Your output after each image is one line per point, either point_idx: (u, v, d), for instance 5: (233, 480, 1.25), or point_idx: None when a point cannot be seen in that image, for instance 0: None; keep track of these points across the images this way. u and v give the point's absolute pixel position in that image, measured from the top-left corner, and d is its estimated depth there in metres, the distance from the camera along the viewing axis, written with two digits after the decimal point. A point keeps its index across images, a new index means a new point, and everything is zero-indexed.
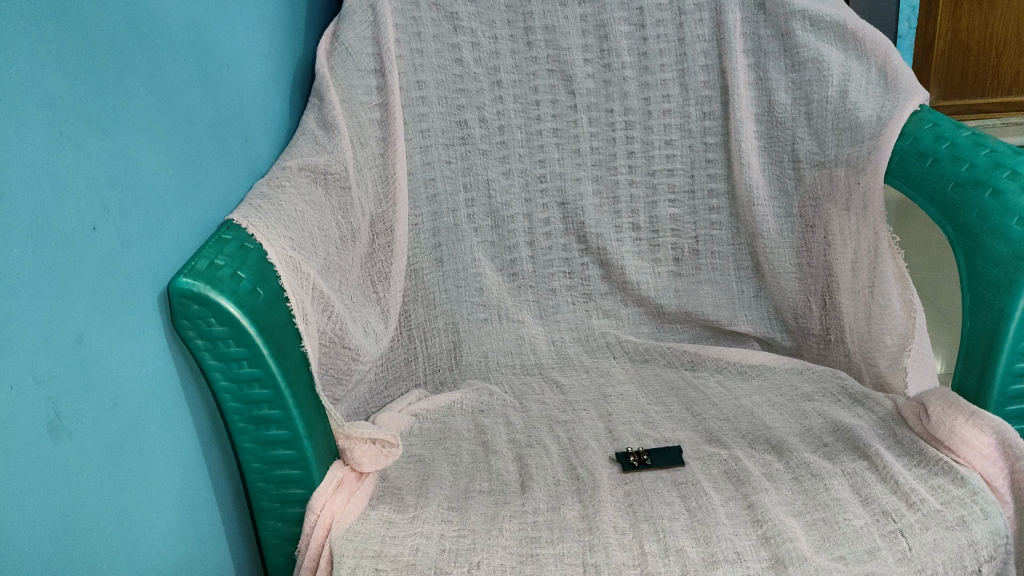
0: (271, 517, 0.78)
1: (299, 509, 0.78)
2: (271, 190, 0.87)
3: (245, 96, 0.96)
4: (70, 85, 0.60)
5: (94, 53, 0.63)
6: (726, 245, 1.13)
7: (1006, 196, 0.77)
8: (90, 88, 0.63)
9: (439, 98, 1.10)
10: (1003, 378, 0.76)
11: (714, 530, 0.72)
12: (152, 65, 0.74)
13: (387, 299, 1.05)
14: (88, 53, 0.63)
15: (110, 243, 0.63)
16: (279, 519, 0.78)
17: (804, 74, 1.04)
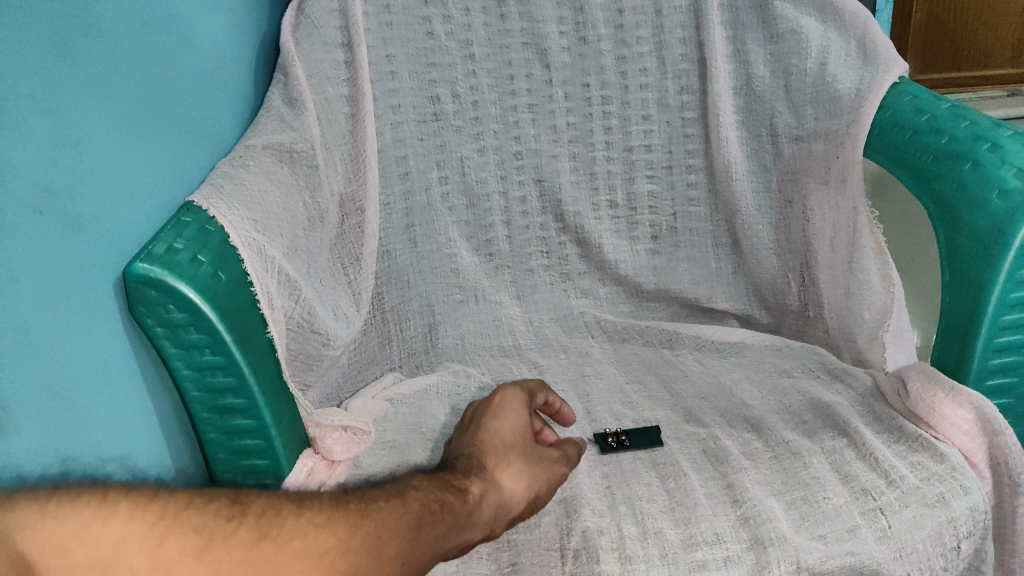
0: None
1: None
2: (234, 169, 0.84)
3: (204, 73, 0.92)
4: (8, 60, 0.56)
5: (37, 27, 0.60)
6: (704, 222, 1.12)
7: (985, 168, 0.76)
8: (34, 65, 0.59)
9: (410, 73, 1.06)
10: (983, 353, 0.75)
11: (693, 511, 0.71)
12: (101, 39, 0.70)
13: (358, 282, 1.02)
14: (31, 28, 0.59)
15: (57, 226, 0.61)
16: None
17: (782, 46, 1.01)
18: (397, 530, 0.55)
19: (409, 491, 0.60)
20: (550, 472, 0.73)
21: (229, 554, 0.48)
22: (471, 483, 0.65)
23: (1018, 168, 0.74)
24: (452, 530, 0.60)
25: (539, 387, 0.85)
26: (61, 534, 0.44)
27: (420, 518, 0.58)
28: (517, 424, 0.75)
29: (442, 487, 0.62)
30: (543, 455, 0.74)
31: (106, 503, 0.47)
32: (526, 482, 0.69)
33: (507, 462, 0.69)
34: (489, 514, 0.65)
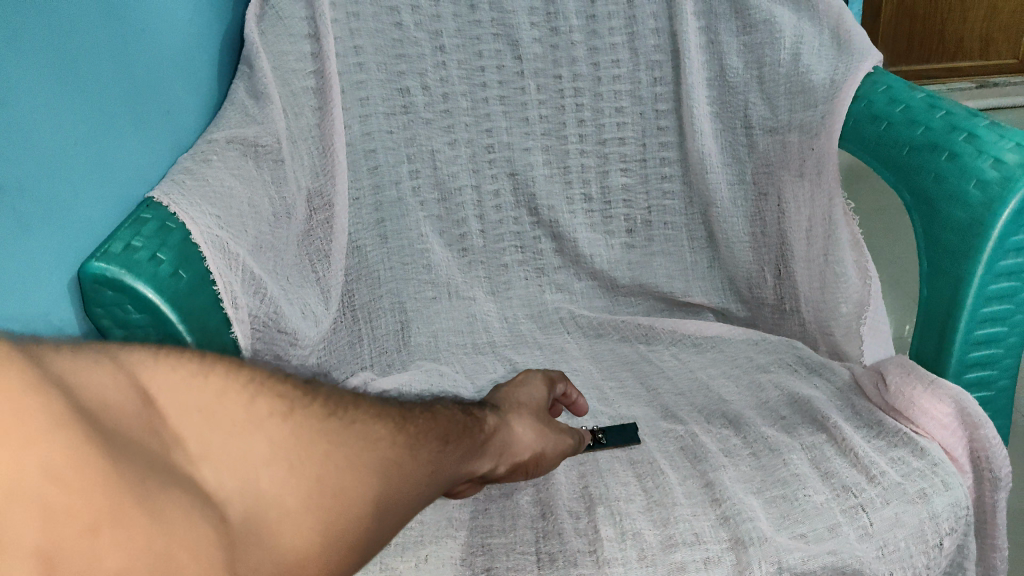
0: None
1: None
2: (195, 164, 0.81)
3: (166, 65, 0.89)
4: None
5: None
6: (679, 215, 1.10)
7: (962, 159, 0.74)
8: None
9: (378, 64, 1.03)
10: (962, 346, 0.75)
11: (671, 511, 0.70)
12: (53, 30, 0.68)
13: (327, 280, 0.99)
14: None
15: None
16: None
17: (756, 37, 0.99)
18: (430, 437, 0.65)
19: (437, 411, 0.68)
20: (560, 437, 0.77)
21: (303, 421, 0.58)
22: (486, 417, 0.73)
23: (994, 158, 0.72)
24: (467, 452, 0.68)
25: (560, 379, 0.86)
26: (175, 380, 0.54)
27: (446, 433, 0.67)
28: (536, 392, 0.82)
29: (463, 415, 0.71)
30: (556, 426, 0.78)
31: (206, 367, 0.57)
32: (537, 437, 0.75)
33: (524, 417, 0.76)
34: (499, 453, 0.71)
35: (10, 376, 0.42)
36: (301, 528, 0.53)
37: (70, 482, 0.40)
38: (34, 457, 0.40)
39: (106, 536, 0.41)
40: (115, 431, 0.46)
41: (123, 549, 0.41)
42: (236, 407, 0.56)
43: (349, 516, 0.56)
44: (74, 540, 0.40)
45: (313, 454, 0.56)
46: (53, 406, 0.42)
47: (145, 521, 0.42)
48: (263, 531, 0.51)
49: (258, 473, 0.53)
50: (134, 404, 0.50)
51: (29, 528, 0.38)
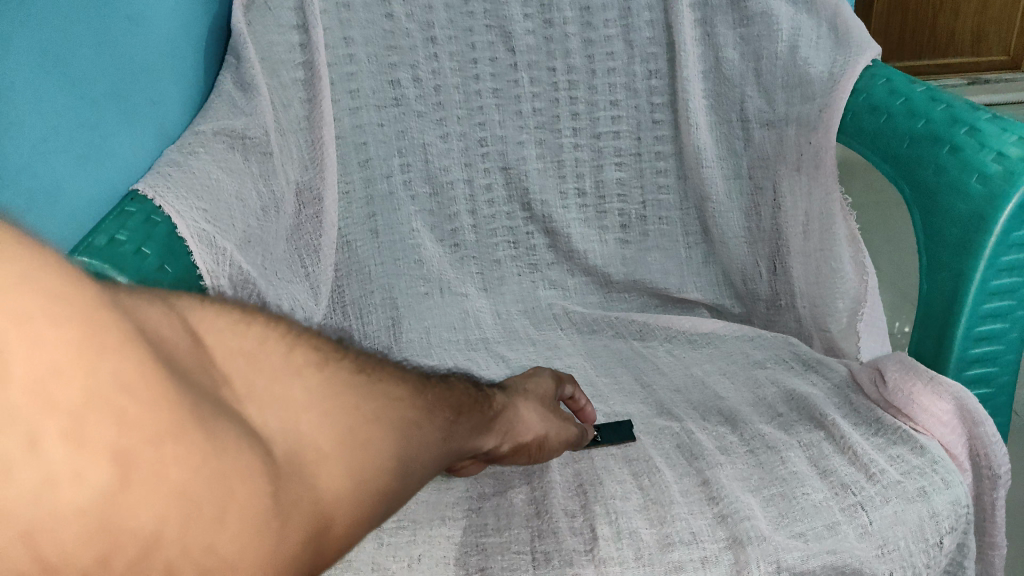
0: None
1: None
2: (182, 157, 0.79)
3: (150, 54, 0.87)
4: None
5: None
6: (674, 210, 1.09)
7: (964, 152, 0.73)
8: None
9: (368, 56, 1.02)
10: (963, 342, 0.74)
11: (668, 510, 0.68)
12: (35, 19, 0.66)
13: (316, 275, 0.98)
14: None
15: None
16: None
17: (752, 29, 0.98)
18: (445, 405, 0.65)
19: (452, 382, 0.68)
20: (563, 427, 0.76)
21: (339, 375, 0.59)
22: (496, 395, 0.73)
23: (998, 152, 0.71)
24: (476, 426, 0.68)
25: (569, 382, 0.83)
26: (219, 328, 0.56)
27: (459, 406, 0.67)
28: (545, 380, 0.81)
29: (476, 389, 0.71)
30: (561, 417, 0.77)
31: (248, 318, 0.58)
32: (542, 423, 0.75)
33: (530, 402, 0.76)
34: (505, 432, 0.72)
35: (82, 292, 0.43)
36: (340, 473, 0.52)
37: (137, 393, 0.41)
38: (104, 366, 0.41)
39: (168, 448, 0.42)
40: (171, 359, 0.47)
41: (184, 463, 0.42)
42: (277, 356, 0.57)
43: (381, 470, 0.56)
44: (138, 449, 0.40)
45: (349, 407, 0.57)
46: (117, 327, 0.43)
47: (201, 440, 0.44)
48: (308, 469, 0.51)
49: (300, 416, 0.53)
50: (184, 341, 0.51)
51: (99, 431, 0.39)
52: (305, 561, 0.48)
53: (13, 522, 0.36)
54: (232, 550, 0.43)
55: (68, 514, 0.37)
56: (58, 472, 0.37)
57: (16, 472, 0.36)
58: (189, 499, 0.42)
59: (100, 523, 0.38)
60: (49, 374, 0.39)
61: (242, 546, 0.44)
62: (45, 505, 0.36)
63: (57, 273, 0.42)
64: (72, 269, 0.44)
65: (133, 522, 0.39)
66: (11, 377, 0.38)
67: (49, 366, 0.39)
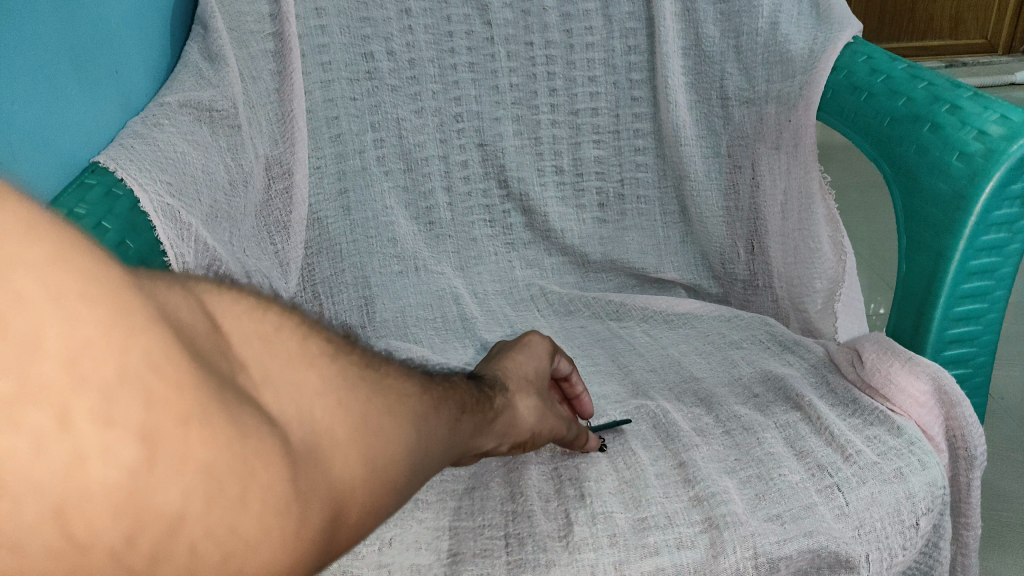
0: None
1: None
2: (145, 128, 0.76)
3: (114, 20, 0.84)
4: None
5: None
6: (652, 189, 1.08)
7: (945, 130, 0.72)
8: None
9: (341, 27, 0.99)
10: (941, 323, 0.73)
11: (643, 493, 0.68)
12: None
13: (287, 252, 0.95)
14: None
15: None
16: None
17: (732, 4, 0.96)
18: (450, 402, 0.57)
19: (453, 381, 0.61)
20: (557, 421, 0.71)
21: (352, 365, 0.50)
22: (496, 396, 0.65)
23: (979, 130, 0.70)
24: (478, 427, 0.61)
25: (563, 372, 0.79)
26: (234, 314, 0.48)
27: (462, 404, 0.59)
28: (538, 368, 0.74)
29: (475, 389, 0.63)
30: (555, 413, 0.71)
31: (265, 305, 0.50)
32: (537, 420, 0.68)
33: (529, 398, 0.69)
34: (504, 431, 0.65)
35: (105, 265, 0.38)
36: (359, 463, 0.44)
37: (163, 372, 0.36)
38: (130, 342, 0.36)
39: (195, 429, 0.36)
40: (192, 341, 0.41)
41: (210, 442, 0.36)
42: (292, 344, 0.48)
43: (402, 460, 0.47)
44: (167, 429, 0.35)
45: (364, 394, 0.48)
46: (140, 302, 0.38)
47: (226, 420, 0.37)
48: (329, 453, 0.43)
49: (315, 402, 0.44)
50: (206, 327, 0.44)
51: (127, 408, 0.34)
52: (321, 553, 0.41)
53: (41, 497, 0.32)
54: (255, 534, 0.37)
55: (95, 491, 0.33)
56: (87, 449, 0.33)
57: (50, 448, 0.32)
58: (212, 481, 0.36)
59: (129, 506, 0.33)
60: (78, 351, 0.34)
61: (265, 529, 0.37)
62: (73, 483, 0.32)
63: (84, 245, 0.38)
64: (91, 245, 0.39)
65: (157, 499, 0.34)
66: (43, 347, 0.33)
67: (80, 339, 0.34)
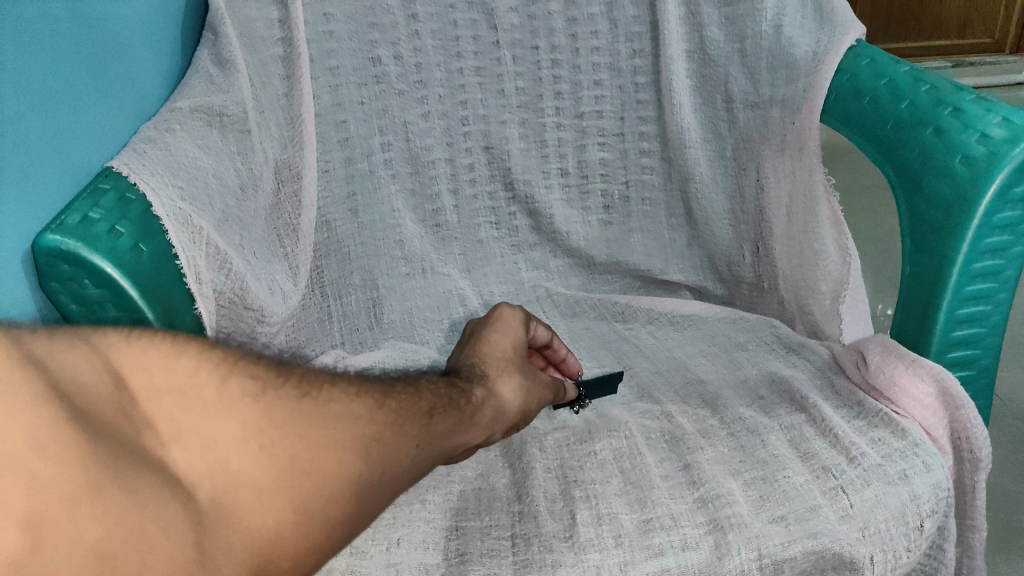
0: None
1: None
2: (157, 133, 0.78)
3: (127, 27, 0.85)
4: None
5: None
6: (657, 191, 1.08)
7: (948, 134, 0.73)
8: None
9: (349, 33, 0.99)
10: (945, 325, 0.74)
11: (648, 494, 0.68)
12: None
13: (296, 255, 0.96)
14: None
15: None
16: None
17: (736, 8, 0.97)
18: (415, 410, 0.58)
19: (420, 386, 0.62)
20: (540, 391, 0.74)
21: (280, 400, 0.51)
22: (474, 387, 0.66)
23: (981, 133, 0.71)
24: (456, 424, 0.61)
25: (542, 339, 0.83)
26: (142, 361, 0.48)
27: (431, 407, 0.60)
28: (514, 342, 0.75)
29: (447, 386, 0.64)
30: (540, 385, 0.74)
31: (182, 343, 0.50)
32: (520, 400, 0.69)
33: (509, 379, 0.70)
34: (491, 419, 0.66)
35: None
36: (281, 508, 0.47)
37: (53, 457, 0.39)
38: (17, 428, 0.38)
39: (84, 508, 0.39)
40: (88, 407, 0.42)
41: (99, 524, 0.39)
42: (211, 386, 0.49)
43: (332, 497, 0.49)
44: (49, 512, 0.37)
45: (293, 434, 0.50)
46: (29, 383, 0.40)
47: (118, 498, 0.40)
48: (242, 509, 0.46)
49: (233, 453, 0.47)
50: (111, 385, 0.45)
51: (9, 500, 0.37)
52: None
53: None
54: None
55: None
56: None
57: None
58: (107, 561, 0.39)
59: None
60: None
61: None
62: None
63: None
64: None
65: None
66: None
67: None
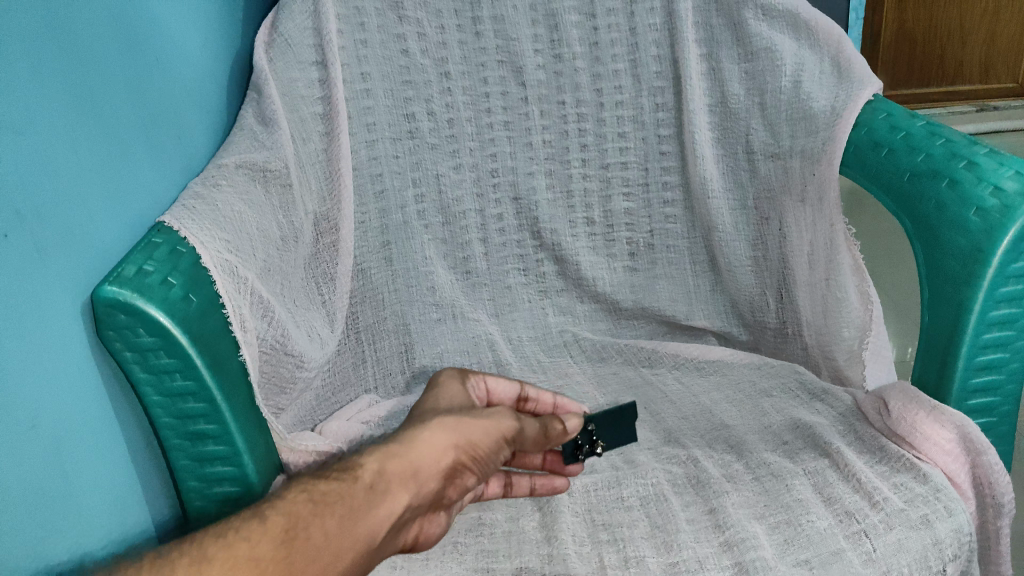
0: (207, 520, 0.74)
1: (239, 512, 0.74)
2: (205, 189, 0.82)
3: (178, 93, 0.91)
4: None
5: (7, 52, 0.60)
6: (681, 239, 1.11)
7: (962, 187, 0.75)
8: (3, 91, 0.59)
9: (385, 90, 1.05)
10: (964, 373, 0.75)
11: (675, 538, 0.70)
12: (78, 62, 0.70)
13: (333, 302, 1.00)
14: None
15: (25, 261, 0.61)
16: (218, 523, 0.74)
17: (757, 64, 1.01)
18: (262, 550, 0.52)
19: (285, 498, 0.57)
20: (480, 418, 0.66)
21: None
22: (365, 462, 0.60)
23: (994, 186, 0.73)
24: (344, 517, 0.56)
25: (509, 398, 0.82)
26: None
27: (285, 528, 0.54)
28: (442, 403, 0.72)
29: (327, 479, 0.59)
30: (483, 412, 0.68)
31: None
32: (443, 437, 0.63)
33: (427, 424, 0.64)
34: (409, 477, 0.60)
35: None
36: None
37: None
38: None
39: None
40: None
41: None
42: None
43: None
44: None
45: None
46: None
47: None
48: None
49: None
50: None
51: None
52: None
53: None
54: None
55: None
56: None
57: None
58: None
59: None
60: None
61: None
62: None
63: None
64: None
65: None
66: None
67: None
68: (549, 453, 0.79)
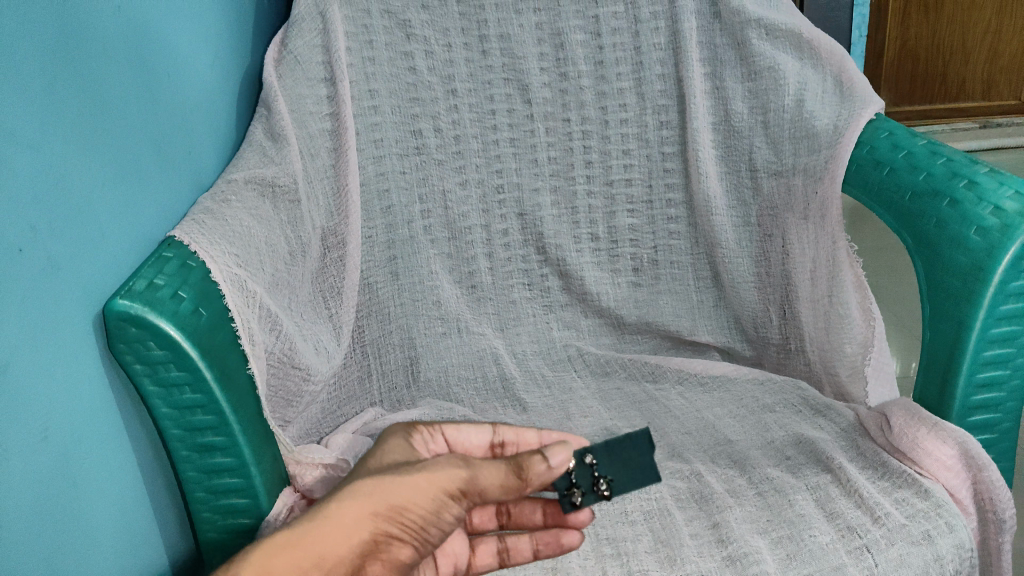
0: (213, 530, 0.75)
1: (247, 522, 0.75)
2: (215, 204, 0.83)
3: (189, 109, 0.92)
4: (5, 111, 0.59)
5: (25, 71, 0.62)
6: (685, 255, 1.12)
7: (963, 205, 0.76)
8: (21, 108, 0.61)
9: (392, 107, 1.07)
10: (965, 390, 0.76)
11: (678, 552, 0.71)
12: (94, 80, 0.72)
13: (340, 316, 1.01)
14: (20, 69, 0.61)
15: (40, 273, 0.62)
16: (224, 533, 0.75)
17: (760, 83, 1.02)
18: None
19: None
20: (409, 476, 0.55)
21: None
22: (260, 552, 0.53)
23: (994, 205, 0.74)
24: None
25: (482, 448, 0.72)
26: None
27: None
28: (379, 465, 0.62)
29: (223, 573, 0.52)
30: (419, 466, 0.57)
31: None
32: (354, 510, 0.54)
33: (341, 494, 0.55)
34: (311, 565, 0.53)
35: None
36: None
37: None
38: None
39: None
40: None
41: None
42: None
43: None
44: None
45: None
46: None
47: None
48: None
49: None
50: None
51: None
52: None
53: None
54: None
55: None
56: None
57: None
58: None
59: None
60: None
61: None
62: None
63: None
64: None
65: None
66: None
67: None
68: (548, 506, 0.70)
